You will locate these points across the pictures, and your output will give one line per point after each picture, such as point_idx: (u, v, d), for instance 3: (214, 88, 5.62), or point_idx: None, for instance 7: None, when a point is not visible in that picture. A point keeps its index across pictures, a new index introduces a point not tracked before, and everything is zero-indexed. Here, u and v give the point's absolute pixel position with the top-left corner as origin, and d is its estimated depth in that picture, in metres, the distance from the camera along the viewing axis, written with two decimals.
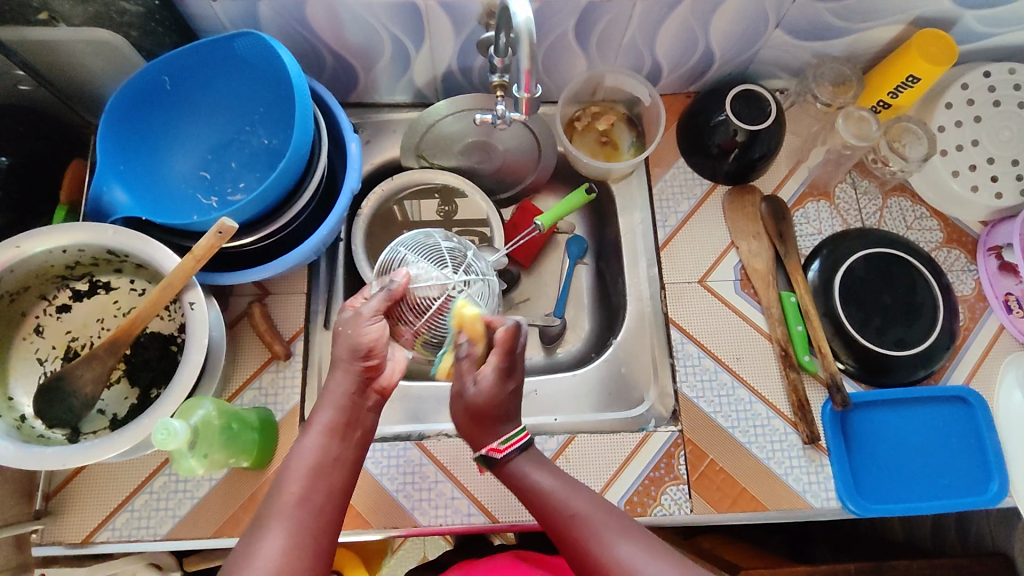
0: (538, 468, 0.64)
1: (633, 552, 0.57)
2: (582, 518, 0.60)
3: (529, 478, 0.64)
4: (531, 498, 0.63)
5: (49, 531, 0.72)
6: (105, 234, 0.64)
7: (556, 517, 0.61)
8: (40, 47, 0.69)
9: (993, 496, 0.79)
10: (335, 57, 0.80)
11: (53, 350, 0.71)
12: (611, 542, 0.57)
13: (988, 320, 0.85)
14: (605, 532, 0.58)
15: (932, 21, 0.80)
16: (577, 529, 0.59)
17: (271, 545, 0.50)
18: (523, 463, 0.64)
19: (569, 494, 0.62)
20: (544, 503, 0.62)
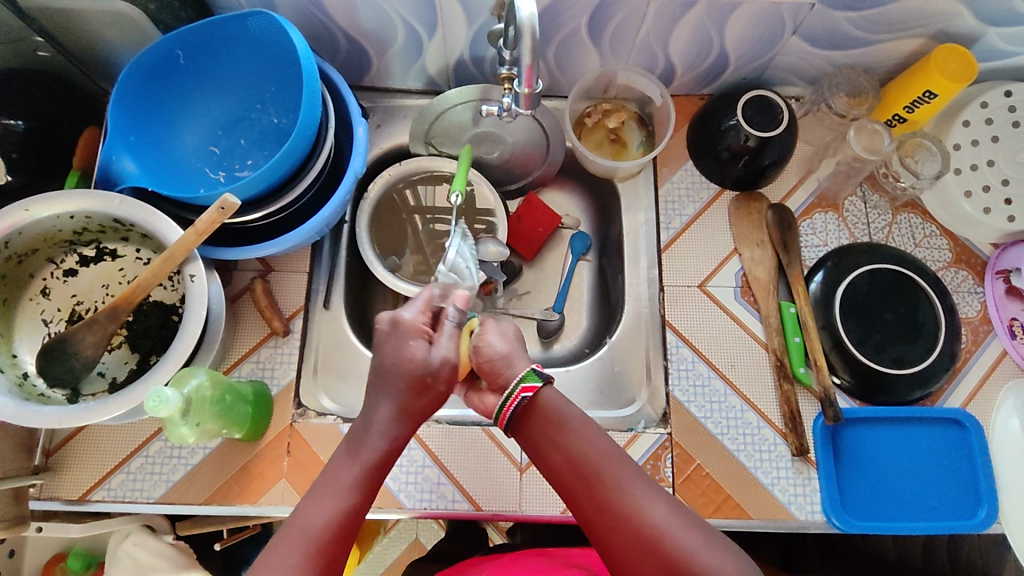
0: (568, 404, 0.60)
1: (665, 513, 0.54)
2: (614, 467, 0.56)
3: (556, 414, 0.59)
4: (550, 432, 0.59)
5: (48, 486, 0.75)
6: (112, 203, 0.66)
7: (584, 463, 0.57)
8: (61, 15, 0.71)
9: (980, 522, 0.78)
10: (348, 40, 0.81)
11: (58, 312, 0.73)
12: (642, 499, 0.54)
13: (991, 344, 0.84)
14: (636, 488, 0.55)
15: (953, 36, 0.79)
16: (609, 474, 0.56)
17: None
18: (552, 397, 0.60)
19: (597, 440, 0.58)
20: (574, 441, 0.58)
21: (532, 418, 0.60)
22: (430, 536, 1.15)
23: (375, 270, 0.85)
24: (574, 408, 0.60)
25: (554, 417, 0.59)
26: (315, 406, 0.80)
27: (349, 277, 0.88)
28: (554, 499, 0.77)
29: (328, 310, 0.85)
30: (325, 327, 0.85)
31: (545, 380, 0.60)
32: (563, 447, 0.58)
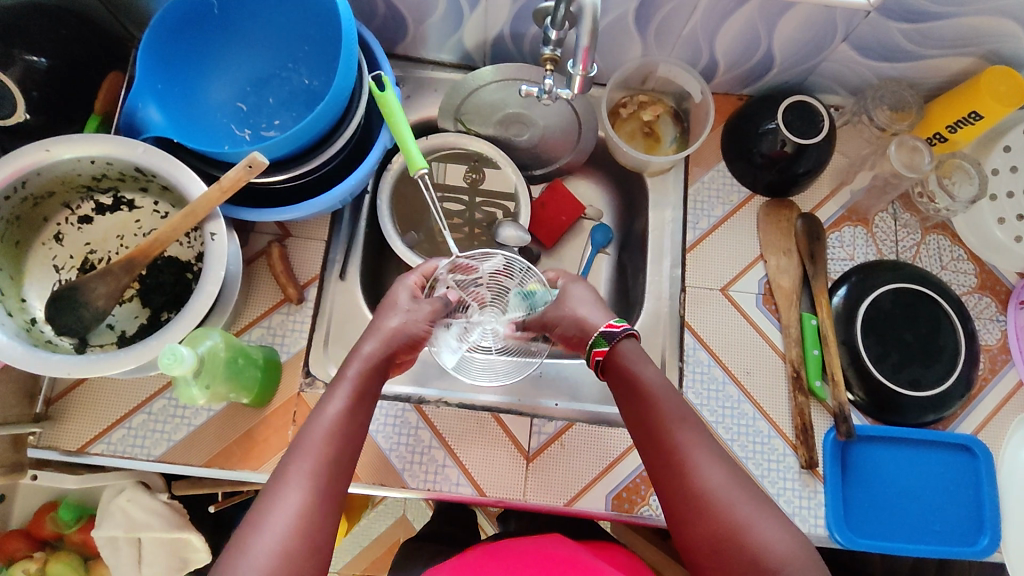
0: (643, 361, 0.65)
1: (721, 476, 0.57)
2: (680, 425, 0.60)
3: (632, 366, 0.64)
4: (627, 382, 0.64)
5: (47, 435, 0.73)
6: (135, 151, 0.64)
7: (656, 416, 0.61)
8: None
9: (981, 549, 0.78)
10: (387, 5, 0.78)
11: (70, 259, 0.71)
12: (702, 459, 0.58)
13: (1008, 374, 0.83)
14: (700, 449, 0.59)
15: (1005, 58, 0.77)
16: (675, 431, 0.60)
17: (292, 496, 0.53)
18: (631, 351, 0.65)
19: (675, 399, 0.62)
20: (647, 393, 0.62)
21: (613, 370, 0.65)
22: (418, 518, 1.14)
23: (394, 245, 0.83)
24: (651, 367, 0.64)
25: (629, 370, 0.64)
26: (323, 375, 0.78)
27: (367, 250, 0.86)
28: (558, 491, 0.77)
29: (344, 281, 0.82)
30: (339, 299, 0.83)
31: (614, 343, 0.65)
32: (636, 399, 0.63)
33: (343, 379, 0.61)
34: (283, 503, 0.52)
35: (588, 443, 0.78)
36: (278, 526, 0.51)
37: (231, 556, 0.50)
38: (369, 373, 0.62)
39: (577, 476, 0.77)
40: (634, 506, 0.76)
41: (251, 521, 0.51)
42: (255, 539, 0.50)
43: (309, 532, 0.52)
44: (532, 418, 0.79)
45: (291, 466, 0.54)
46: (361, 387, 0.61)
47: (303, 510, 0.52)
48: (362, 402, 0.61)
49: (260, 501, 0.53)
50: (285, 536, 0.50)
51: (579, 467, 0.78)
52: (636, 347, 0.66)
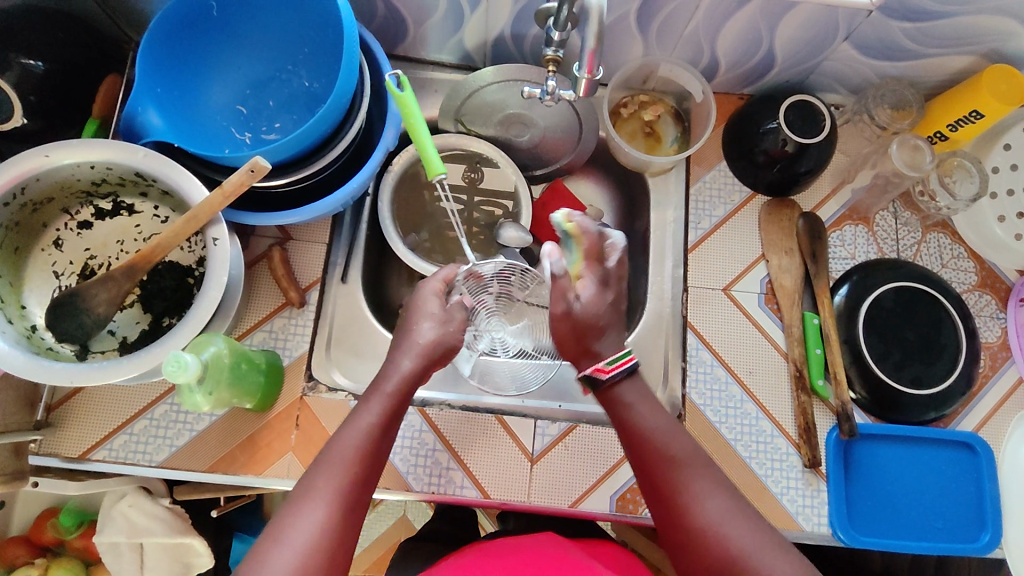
0: (639, 400, 0.65)
1: (720, 508, 0.57)
2: (677, 464, 0.60)
3: (634, 405, 0.64)
4: (625, 421, 0.64)
5: (48, 442, 0.73)
6: (135, 156, 0.63)
7: (659, 453, 0.61)
8: None
9: (983, 546, 0.78)
10: (387, 6, 0.77)
11: (70, 265, 0.70)
12: (704, 493, 0.58)
13: (1008, 371, 0.84)
14: (699, 483, 0.59)
15: (1005, 57, 0.77)
16: (673, 469, 0.60)
17: (312, 511, 0.53)
18: (631, 390, 0.65)
19: (680, 437, 0.62)
20: (645, 435, 0.62)
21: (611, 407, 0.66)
22: (419, 518, 1.14)
23: (395, 247, 0.82)
24: (654, 406, 0.65)
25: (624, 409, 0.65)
26: (326, 380, 0.78)
27: (368, 252, 0.86)
28: (563, 492, 0.77)
29: (346, 284, 0.82)
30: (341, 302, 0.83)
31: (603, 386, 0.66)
32: (635, 435, 0.63)
33: (378, 394, 0.61)
34: (305, 517, 0.52)
35: (592, 444, 0.78)
36: (297, 541, 0.51)
37: (253, 565, 0.50)
38: (404, 389, 0.62)
39: (581, 477, 0.77)
40: (638, 507, 0.77)
41: (271, 534, 0.52)
42: (275, 553, 0.50)
43: (328, 548, 0.52)
44: (536, 419, 0.79)
45: (319, 479, 0.54)
46: (396, 403, 0.61)
47: (327, 522, 0.52)
48: (393, 421, 0.60)
49: (282, 512, 0.53)
50: (304, 552, 0.51)
51: (583, 469, 0.78)
52: (637, 387, 0.66)
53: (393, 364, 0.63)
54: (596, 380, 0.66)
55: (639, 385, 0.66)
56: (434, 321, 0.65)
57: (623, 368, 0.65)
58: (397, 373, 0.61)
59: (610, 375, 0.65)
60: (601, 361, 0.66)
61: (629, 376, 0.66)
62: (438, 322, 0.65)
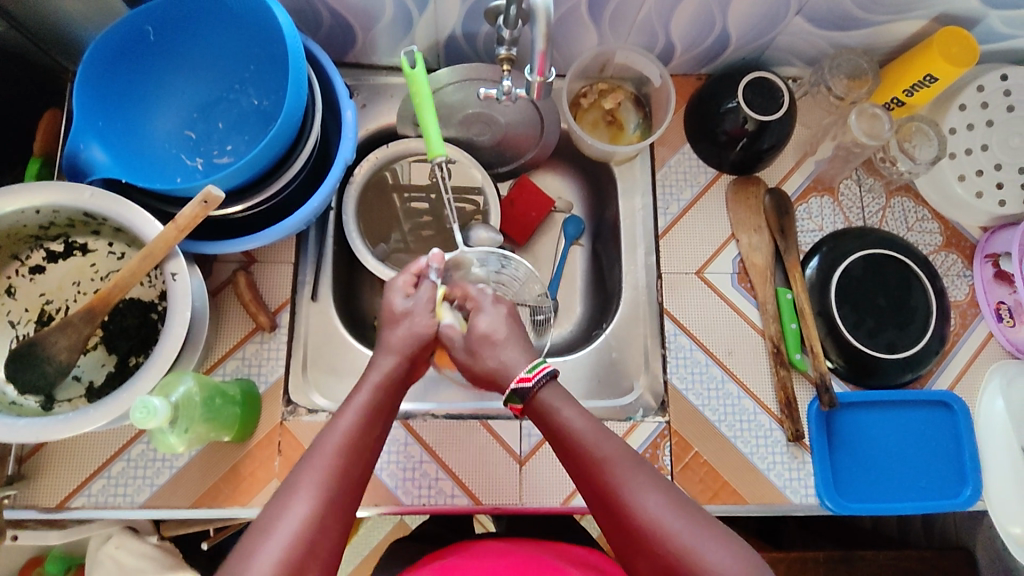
0: (561, 403, 0.60)
1: (656, 504, 0.54)
2: (604, 471, 0.56)
3: (557, 413, 0.60)
4: (550, 430, 0.60)
5: (23, 495, 0.70)
6: (82, 197, 0.61)
7: (587, 459, 0.57)
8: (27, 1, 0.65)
9: (965, 500, 0.80)
10: (332, 14, 0.75)
11: (26, 312, 0.68)
12: (640, 493, 0.54)
13: (979, 327, 0.85)
14: (632, 483, 0.55)
15: (955, 18, 0.77)
16: (602, 474, 0.56)
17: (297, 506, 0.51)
18: (554, 397, 0.61)
19: (607, 438, 0.58)
20: (571, 442, 0.58)
21: (537, 415, 0.61)
22: (414, 518, 1.14)
23: (364, 260, 0.81)
24: (580, 407, 0.60)
25: (546, 417, 0.60)
26: (306, 403, 0.77)
27: (337, 266, 0.85)
28: (554, 490, 0.77)
29: (316, 302, 0.81)
30: (313, 321, 0.81)
31: (529, 394, 0.61)
32: (562, 443, 0.59)
33: (360, 393, 0.60)
34: (291, 510, 0.51)
35: None
36: (285, 532, 0.49)
37: (238, 557, 0.48)
38: (386, 387, 0.62)
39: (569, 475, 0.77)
40: None
41: (259, 527, 0.50)
42: (263, 545, 0.49)
43: (315, 539, 0.50)
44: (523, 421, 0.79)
45: (305, 472, 0.53)
46: (378, 401, 0.60)
47: (314, 516, 0.51)
48: (377, 419, 0.60)
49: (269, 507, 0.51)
50: (291, 543, 0.49)
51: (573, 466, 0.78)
52: (558, 392, 0.61)
53: (372, 364, 0.63)
54: (521, 393, 0.61)
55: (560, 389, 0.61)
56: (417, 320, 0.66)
57: (544, 374, 0.61)
58: (376, 373, 0.62)
59: (535, 383, 0.60)
60: (522, 370, 0.61)
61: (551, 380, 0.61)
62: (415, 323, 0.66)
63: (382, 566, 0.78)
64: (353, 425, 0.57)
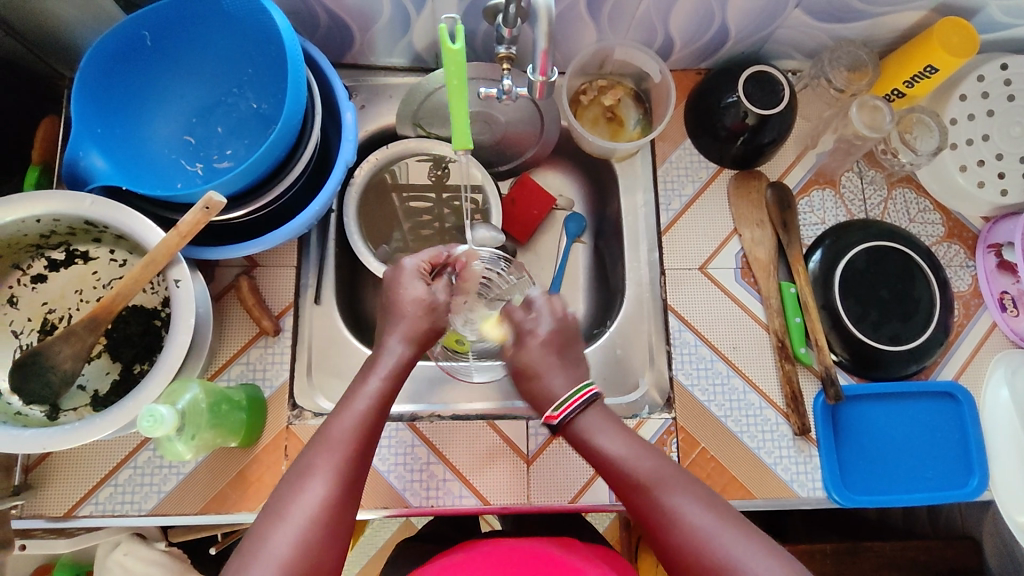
0: (595, 430, 0.62)
1: (697, 514, 0.55)
2: (643, 491, 0.58)
3: (592, 439, 0.62)
4: (590, 457, 0.62)
5: (30, 505, 0.70)
6: (83, 205, 0.60)
7: (626, 479, 0.59)
8: (22, 8, 0.64)
9: (971, 491, 0.80)
10: (330, 15, 0.74)
11: (28, 322, 0.67)
12: (679, 505, 0.55)
13: (982, 317, 0.85)
14: (671, 496, 0.56)
15: (955, 9, 0.77)
16: (641, 495, 0.58)
17: (312, 488, 0.52)
18: (588, 423, 0.63)
19: (643, 457, 0.59)
20: (610, 468, 0.60)
21: (572, 443, 0.64)
22: (419, 518, 1.14)
23: (366, 262, 0.81)
24: (617, 429, 0.62)
25: (582, 446, 0.63)
26: (311, 406, 0.76)
27: (340, 269, 0.85)
28: (562, 489, 0.77)
29: (319, 304, 0.81)
30: (316, 323, 0.81)
31: (564, 425, 0.64)
32: (602, 469, 0.61)
33: (371, 376, 0.60)
34: (305, 493, 0.51)
35: None
36: (298, 517, 0.50)
37: (252, 542, 0.49)
38: (397, 374, 0.62)
39: (576, 474, 0.77)
40: None
41: (273, 511, 0.51)
42: (277, 530, 0.50)
43: (328, 523, 0.51)
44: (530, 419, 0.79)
45: (319, 457, 0.54)
46: (390, 384, 0.60)
47: (327, 499, 0.52)
48: (388, 404, 0.60)
49: (282, 491, 0.52)
50: (304, 528, 0.50)
51: (580, 465, 0.78)
52: (597, 416, 0.63)
53: (384, 348, 0.63)
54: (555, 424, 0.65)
55: (600, 412, 0.63)
56: (421, 307, 0.65)
57: (573, 405, 0.63)
58: (390, 359, 0.62)
59: (562, 417, 0.63)
60: (551, 407, 0.64)
61: (587, 407, 0.63)
62: (425, 308, 0.65)
63: (392, 567, 0.78)
64: (365, 411, 0.57)
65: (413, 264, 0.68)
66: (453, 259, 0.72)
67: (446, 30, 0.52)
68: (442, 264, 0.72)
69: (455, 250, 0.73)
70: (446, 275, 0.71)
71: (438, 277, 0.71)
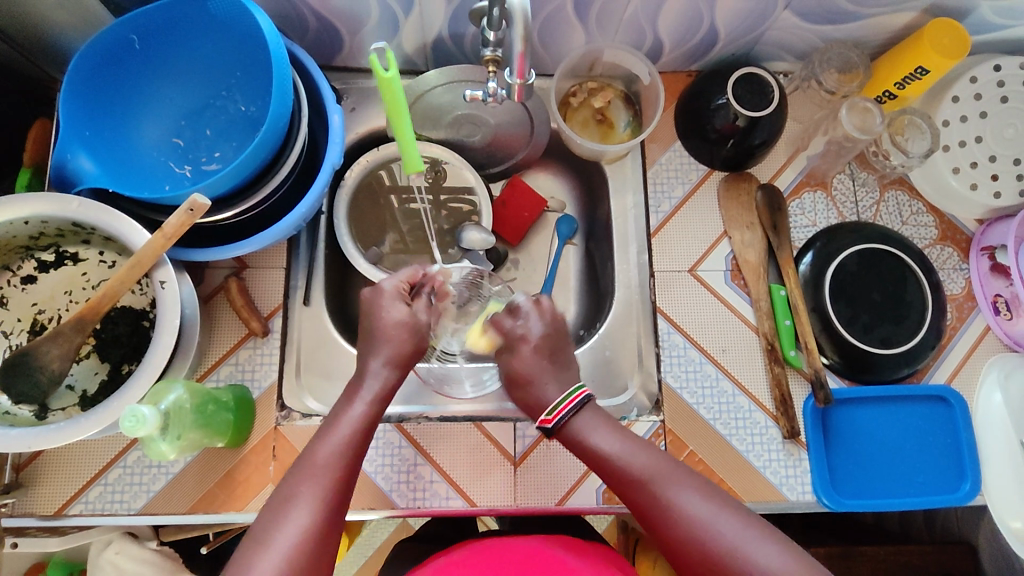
0: (590, 430, 0.65)
1: (697, 505, 0.58)
2: (642, 486, 0.60)
3: (587, 438, 0.64)
4: (585, 456, 0.65)
5: (21, 503, 0.71)
6: (69, 206, 0.61)
7: (623, 475, 0.61)
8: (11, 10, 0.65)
9: (964, 496, 0.79)
10: (318, 19, 0.75)
11: (19, 322, 0.69)
12: (680, 495, 0.58)
13: (975, 320, 0.85)
14: (670, 487, 0.59)
15: (946, 10, 0.77)
16: (640, 489, 0.60)
17: (296, 516, 0.53)
18: (585, 423, 0.65)
19: (639, 453, 0.62)
20: (606, 464, 0.62)
21: (568, 443, 0.66)
22: (416, 519, 1.14)
23: (356, 263, 0.81)
24: (610, 427, 0.65)
25: (578, 447, 0.65)
26: (300, 407, 0.77)
27: (329, 270, 0.85)
28: (549, 491, 0.77)
29: (308, 306, 0.82)
30: (305, 324, 0.82)
31: (560, 424, 0.66)
32: (598, 469, 0.64)
33: (357, 402, 0.61)
34: (290, 521, 0.52)
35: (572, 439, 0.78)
36: (281, 546, 0.51)
37: (239, 567, 0.51)
38: (380, 400, 0.63)
39: (563, 475, 0.77)
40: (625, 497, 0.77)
41: (257, 539, 0.52)
42: (262, 558, 0.50)
43: (311, 550, 0.52)
44: (516, 420, 0.79)
45: (302, 485, 0.55)
46: (374, 409, 0.62)
47: (311, 524, 0.53)
48: (371, 428, 0.61)
49: (265, 519, 0.53)
50: (288, 555, 0.51)
51: (566, 468, 0.78)
52: (592, 415, 0.66)
53: (367, 372, 0.64)
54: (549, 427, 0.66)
55: (596, 413, 0.66)
56: (406, 329, 0.66)
57: (568, 408, 0.65)
58: (375, 383, 0.63)
59: (557, 420, 0.65)
60: (543, 411, 0.66)
61: (581, 409, 0.66)
62: (408, 330, 0.66)
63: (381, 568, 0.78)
64: (349, 437, 0.58)
65: (392, 285, 0.68)
66: (428, 277, 0.72)
67: (377, 60, 0.59)
68: (420, 284, 0.71)
69: (430, 269, 0.73)
70: (424, 294, 0.71)
71: (417, 296, 0.71)
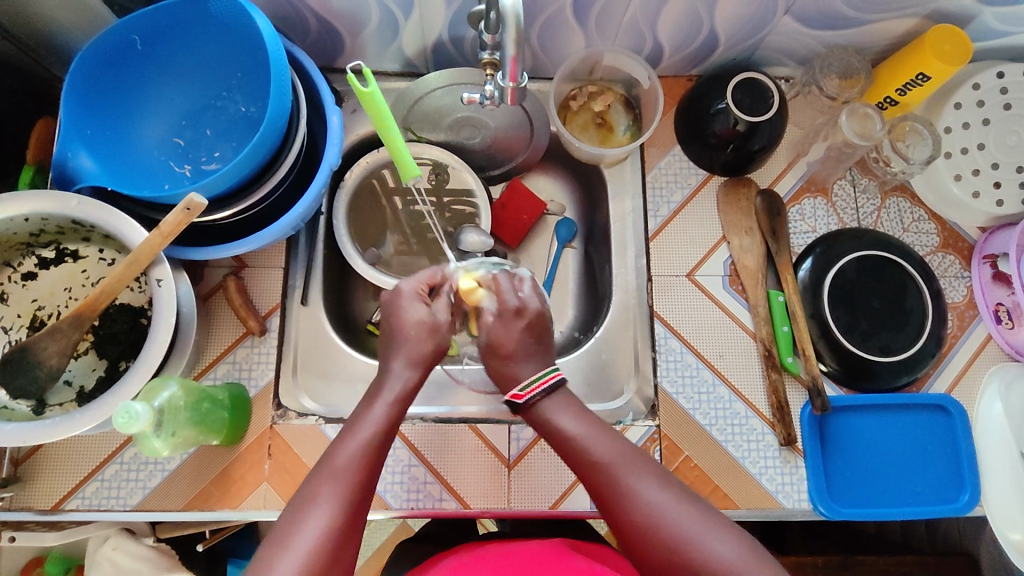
0: (556, 413, 0.61)
1: (658, 499, 0.55)
2: (605, 476, 0.57)
3: (554, 419, 0.61)
4: (551, 438, 0.61)
5: (18, 497, 0.72)
6: (69, 204, 0.62)
7: (587, 461, 0.58)
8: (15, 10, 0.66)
9: (962, 506, 0.78)
10: (318, 20, 0.75)
11: (18, 318, 0.69)
12: (642, 490, 0.56)
13: (977, 329, 0.84)
14: (634, 480, 0.56)
15: (948, 16, 0.76)
16: (602, 478, 0.57)
17: (313, 518, 0.52)
18: (552, 405, 0.61)
19: (604, 440, 0.59)
20: (571, 448, 0.59)
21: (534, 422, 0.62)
22: (415, 521, 1.14)
23: (354, 263, 0.82)
24: (578, 411, 0.61)
25: (544, 429, 0.62)
26: (295, 406, 0.78)
27: (328, 270, 0.86)
28: (542, 494, 0.77)
29: (306, 306, 0.82)
30: (303, 323, 0.82)
31: (527, 405, 0.62)
32: (562, 453, 0.60)
33: (379, 400, 0.60)
34: (308, 522, 0.51)
35: None
36: (301, 547, 0.50)
37: (258, 569, 0.50)
38: (403, 399, 0.61)
39: (558, 478, 0.77)
40: None
41: (277, 540, 0.51)
42: (281, 560, 0.50)
43: (331, 553, 0.51)
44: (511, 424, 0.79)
45: (322, 485, 0.54)
46: (397, 407, 0.60)
47: (328, 525, 0.52)
48: (393, 428, 0.60)
49: (284, 520, 0.52)
50: (307, 557, 0.50)
51: (560, 471, 0.77)
52: (562, 398, 0.62)
53: (387, 370, 0.62)
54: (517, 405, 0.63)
55: (566, 396, 0.62)
56: (424, 329, 0.63)
57: (540, 388, 0.61)
58: (394, 382, 0.61)
59: (526, 398, 0.61)
60: (515, 386, 0.62)
61: (552, 391, 0.62)
62: (428, 331, 0.64)
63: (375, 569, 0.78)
64: (372, 435, 0.57)
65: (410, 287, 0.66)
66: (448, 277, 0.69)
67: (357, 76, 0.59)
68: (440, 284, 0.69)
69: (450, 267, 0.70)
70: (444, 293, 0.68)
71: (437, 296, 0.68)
